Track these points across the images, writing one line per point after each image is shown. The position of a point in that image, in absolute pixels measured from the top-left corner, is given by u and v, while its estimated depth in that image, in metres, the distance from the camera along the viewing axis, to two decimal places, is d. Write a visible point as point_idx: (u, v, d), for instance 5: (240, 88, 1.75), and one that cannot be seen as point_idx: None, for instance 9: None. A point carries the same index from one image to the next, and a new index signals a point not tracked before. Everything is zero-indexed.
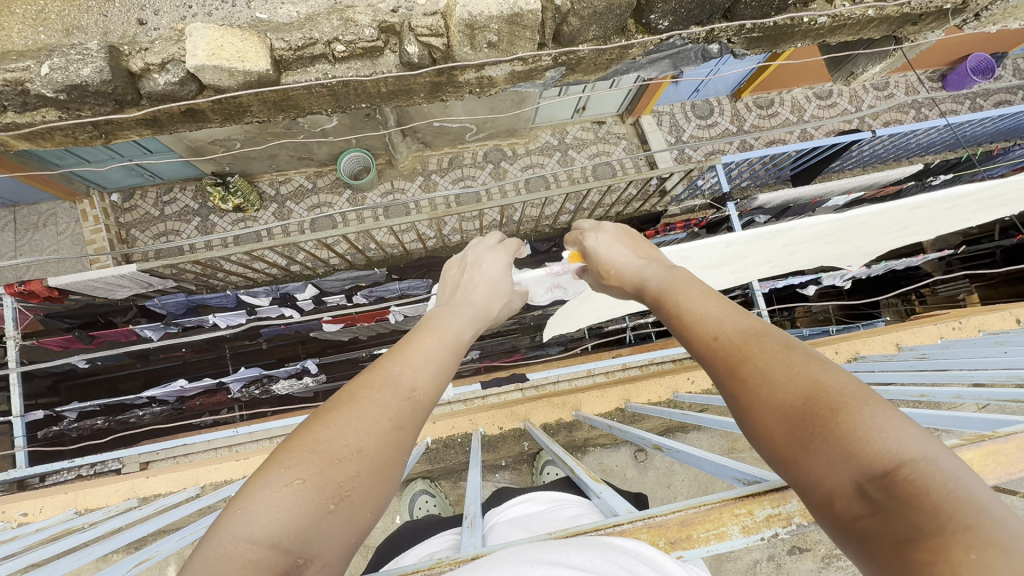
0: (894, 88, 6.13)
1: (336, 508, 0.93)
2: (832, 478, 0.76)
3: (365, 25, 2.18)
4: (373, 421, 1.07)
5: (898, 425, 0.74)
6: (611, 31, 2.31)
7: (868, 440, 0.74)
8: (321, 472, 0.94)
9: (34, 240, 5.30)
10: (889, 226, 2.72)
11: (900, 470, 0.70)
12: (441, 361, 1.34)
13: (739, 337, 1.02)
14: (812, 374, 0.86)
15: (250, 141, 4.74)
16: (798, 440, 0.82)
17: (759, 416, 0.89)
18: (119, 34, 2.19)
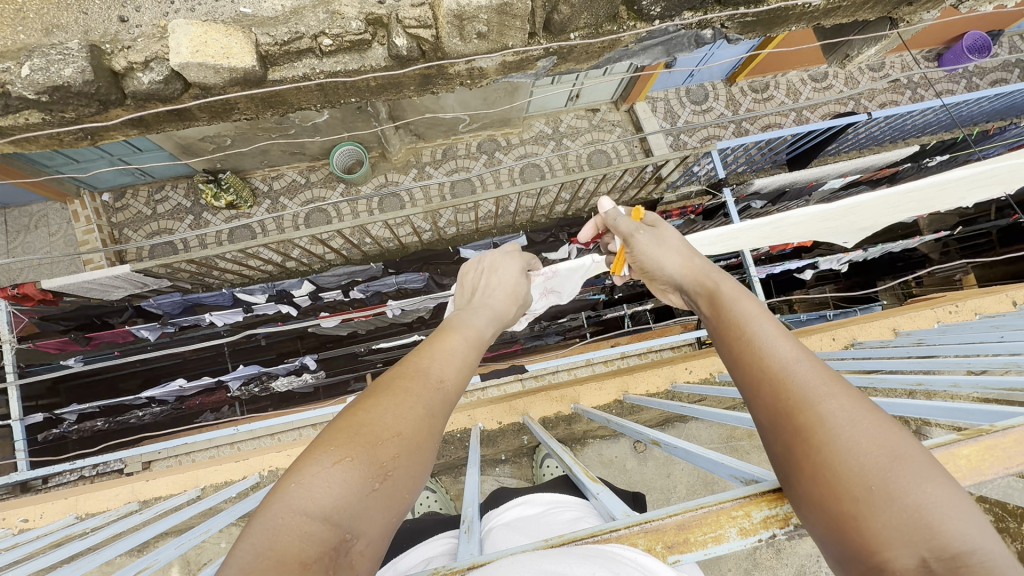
0: (890, 69, 6.08)
1: (381, 486, 0.95)
2: (894, 550, 0.79)
3: (352, 18, 2.14)
4: (414, 410, 1.08)
5: (970, 516, 0.77)
6: (603, 19, 2.28)
7: (942, 525, 0.77)
8: (367, 454, 0.96)
9: (26, 242, 5.26)
10: (888, 211, 2.71)
11: (966, 559, 0.74)
12: (468, 356, 1.33)
13: (812, 377, 1.01)
14: (890, 439, 0.87)
15: (241, 137, 4.68)
16: (864, 499, 0.84)
17: (822, 460, 0.90)
18: (101, 32, 2.14)
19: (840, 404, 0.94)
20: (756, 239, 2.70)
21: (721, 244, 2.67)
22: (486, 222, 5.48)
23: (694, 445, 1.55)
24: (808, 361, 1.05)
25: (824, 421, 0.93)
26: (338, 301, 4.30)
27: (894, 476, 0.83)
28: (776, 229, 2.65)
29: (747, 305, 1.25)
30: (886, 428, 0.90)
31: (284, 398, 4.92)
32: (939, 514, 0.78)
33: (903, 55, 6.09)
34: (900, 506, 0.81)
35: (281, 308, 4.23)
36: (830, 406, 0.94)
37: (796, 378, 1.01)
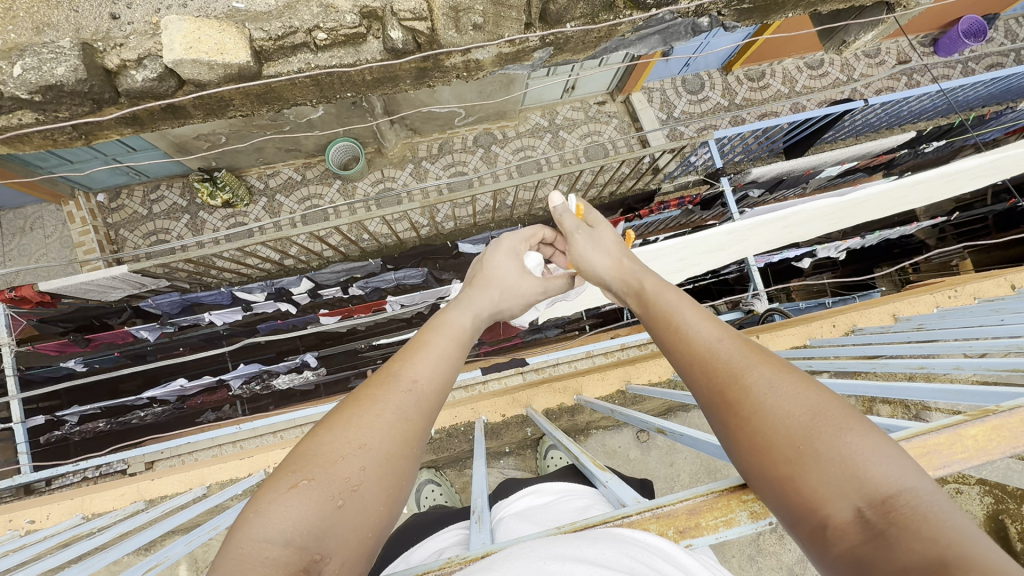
0: (886, 55, 6.07)
1: (342, 504, 0.95)
2: (833, 506, 0.80)
3: (346, 11, 2.12)
4: (378, 417, 1.08)
5: (893, 458, 0.80)
6: (599, 8, 2.26)
7: (870, 472, 0.79)
8: (325, 473, 0.96)
9: (22, 245, 5.23)
10: (890, 204, 2.73)
11: (897, 499, 0.76)
12: (445, 347, 1.33)
13: (732, 352, 1.05)
14: (810, 397, 0.91)
15: (236, 135, 4.66)
16: (798, 462, 0.86)
17: (756, 433, 0.93)
18: (92, 30, 2.11)
19: (761, 373, 0.98)
20: (759, 232, 2.72)
21: (724, 237, 2.69)
22: (484, 216, 5.46)
23: (702, 432, 1.55)
24: (730, 338, 1.09)
25: (751, 395, 0.96)
26: (337, 298, 4.29)
27: (818, 433, 0.85)
28: (779, 222, 2.69)
29: (670, 296, 1.31)
30: (807, 390, 0.93)
31: (285, 396, 4.92)
32: (866, 462, 0.80)
33: (898, 40, 6.07)
34: (828, 462, 0.82)
35: (281, 306, 4.24)
36: (753, 376, 0.98)
37: (720, 358, 1.05)
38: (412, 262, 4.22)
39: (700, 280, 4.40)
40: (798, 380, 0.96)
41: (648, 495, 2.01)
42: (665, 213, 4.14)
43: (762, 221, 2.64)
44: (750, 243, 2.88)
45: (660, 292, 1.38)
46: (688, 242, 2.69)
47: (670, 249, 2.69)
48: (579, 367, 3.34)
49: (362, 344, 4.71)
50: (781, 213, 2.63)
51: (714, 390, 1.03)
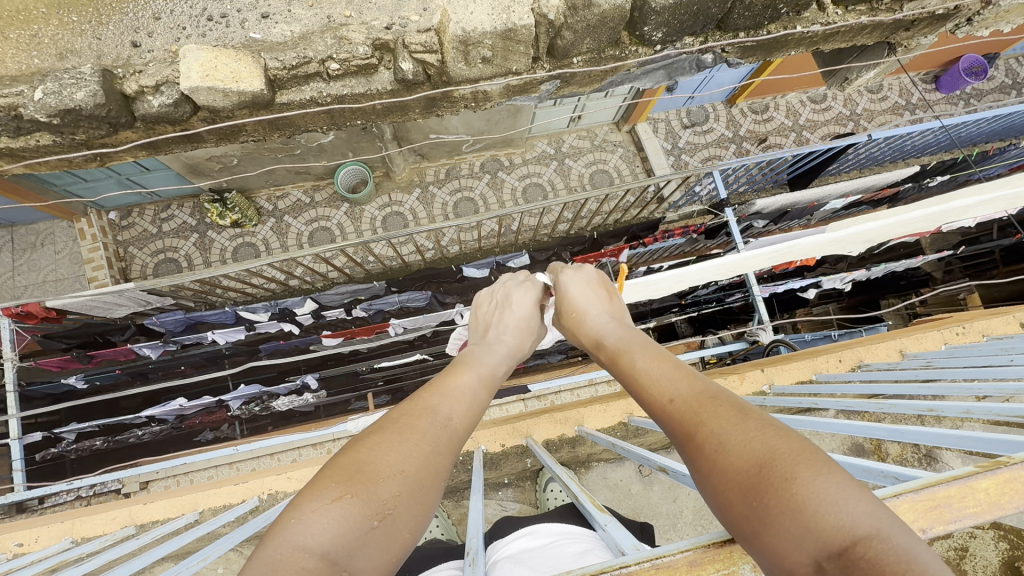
0: (888, 91, 6.17)
1: (378, 525, 0.92)
2: (795, 559, 0.74)
3: (359, 43, 2.19)
4: (416, 446, 1.08)
5: (849, 499, 0.74)
6: (605, 44, 2.32)
7: (821, 517, 0.72)
8: (367, 490, 0.94)
9: (33, 260, 5.32)
10: (891, 227, 2.65)
11: (856, 547, 0.69)
12: (474, 389, 1.37)
13: (693, 400, 1.06)
14: (762, 440, 0.87)
15: (247, 158, 4.77)
16: (755, 515, 0.81)
17: (716, 486, 0.89)
18: (113, 56, 2.18)
19: (712, 426, 0.96)
20: (761, 261, 2.70)
21: (728, 266, 2.67)
22: (489, 240, 5.51)
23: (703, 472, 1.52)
24: (691, 392, 1.09)
25: (704, 442, 0.95)
26: (341, 319, 4.30)
27: (768, 479, 0.81)
28: (781, 253, 2.67)
29: (643, 359, 1.33)
30: (761, 434, 0.89)
31: (284, 418, 4.89)
32: (821, 505, 0.74)
33: (900, 77, 6.18)
34: (778, 508, 0.77)
35: (283, 326, 4.27)
36: (710, 427, 0.96)
37: (684, 412, 1.05)
38: (415, 285, 4.22)
39: (704, 309, 4.38)
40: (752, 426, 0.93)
41: (649, 538, 1.96)
42: (669, 241, 4.14)
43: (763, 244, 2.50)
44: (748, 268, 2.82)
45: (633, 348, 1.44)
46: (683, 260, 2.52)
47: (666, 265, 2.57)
48: (581, 395, 3.30)
49: (363, 366, 4.69)
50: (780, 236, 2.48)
51: (681, 443, 1.02)
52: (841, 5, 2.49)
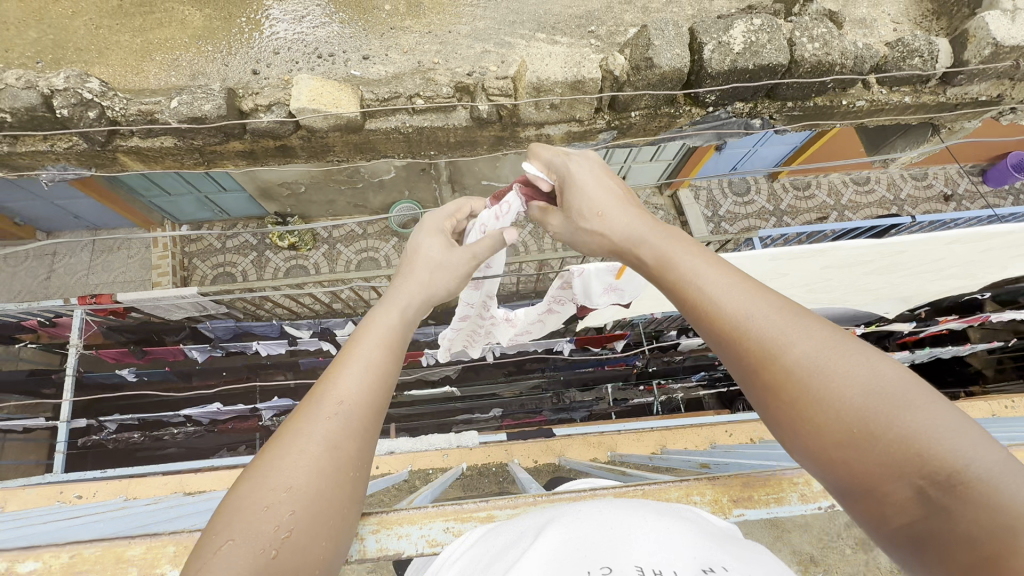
0: (933, 179, 6.27)
1: (288, 537, 0.85)
2: (891, 485, 0.75)
3: (443, 85, 2.50)
4: (304, 455, 0.93)
5: (951, 432, 0.72)
6: (662, 102, 2.56)
7: (932, 448, 0.72)
8: (248, 527, 0.84)
9: (108, 261, 5.81)
10: (931, 267, 2.56)
11: (960, 478, 0.70)
12: (379, 337, 1.16)
13: (762, 341, 0.91)
14: (851, 381, 0.81)
15: (314, 186, 5.21)
16: (847, 443, 0.79)
17: (803, 413, 0.84)
18: (235, 80, 2.57)
19: (797, 353, 0.87)
20: (799, 279, 2.57)
21: (767, 277, 2.50)
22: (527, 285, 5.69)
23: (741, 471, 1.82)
24: (766, 308, 0.94)
25: (791, 370, 0.86)
26: None
27: (872, 420, 0.77)
28: (819, 273, 2.52)
29: (680, 263, 1.11)
30: (857, 363, 0.83)
31: None
32: (932, 441, 0.72)
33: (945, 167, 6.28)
34: (884, 442, 0.75)
35: (322, 345, 4.43)
36: (794, 352, 0.87)
37: (751, 334, 0.92)
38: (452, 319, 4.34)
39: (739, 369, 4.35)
40: (847, 357, 0.84)
41: None
42: None
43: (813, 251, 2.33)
44: (785, 288, 2.66)
45: (671, 248, 1.17)
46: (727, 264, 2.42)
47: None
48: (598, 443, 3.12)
49: None
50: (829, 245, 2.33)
51: (742, 377, 0.94)
52: (886, 85, 2.68)
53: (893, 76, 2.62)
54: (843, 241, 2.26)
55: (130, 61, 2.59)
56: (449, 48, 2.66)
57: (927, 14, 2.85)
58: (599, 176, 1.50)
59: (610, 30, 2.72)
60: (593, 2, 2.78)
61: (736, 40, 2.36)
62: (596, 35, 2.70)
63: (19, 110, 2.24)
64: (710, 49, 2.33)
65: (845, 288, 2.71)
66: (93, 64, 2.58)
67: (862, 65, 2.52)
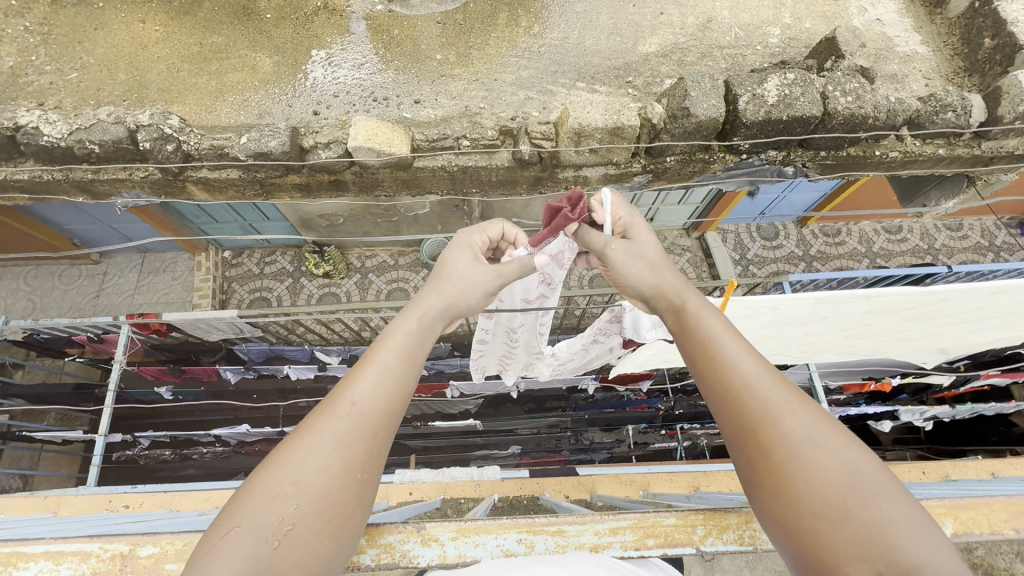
0: (969, 230, 6.18)
1: (291, 530, 0.87)
2: (851, 564, 0.84)
3: (489, 128, 2.66)
4: (318, 451, 0.95)
5: (913, 528, 0.84)
6: (697, 148, 2.67)
7: (897, 539, 0.82)
8: (254, 515, 0.87)
9: (154, 282, 6.10)
10: (974, 317, 2.55)
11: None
12: (400, 347, 1.18)
13: (763, 406, 1.05)
14: (839, 459, 0.94)
15: (352, 219, 5.43)
16: (823, 515, 0.90)
17: (786, 479, 0.96)
18: (298, 119, 2.80)
19: (796, 422, 1.01)
20: (835, 328, 2.60)
21: (809, 320, 2.53)
22: None
23: None
24: (773, 378, 1.10)
25: (787, 439, 0.99)
26: None
27: (847, 499, 0.89)
28: (860, 319, 2.54)
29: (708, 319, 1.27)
30: (849, 448, 0.95)
31: None
32: (897, 532, 0.83)
33: (981, 218, 6.20)
34: (857, 522, 0.86)
35: None
36: (790, 422, 1.01)
37: (757, 397, 1.07)
38: None
39: None
40: (840, 444, 0.96)
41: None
42: None
43: (856, 295, 2.34)
44: (825, 334, 2.68)
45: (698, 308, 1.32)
46: (771, 305, 2.42)
47: (749, 311, 2.47)
48: None
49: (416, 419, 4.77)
50: (873, 292, 2.35)
51: (740, 436, 1.06)
52: (920, 138, 2.73)
53: (926, 129, 2.68)
54: (887, 287, 2.26)
55: (204, 101, 2.84)
56: (495, 95, 2.85)
57: (958, 72, 2.93)
58: (651, 241, 1.61)
59: (646, 80, 2.88)
60: (632, 55, 2.96)
61: (771, 92, 2.47)
62: (633, 85, 2.86)
63: (107, 142, 2.48)
64: (745, 101, 2.45)
65: (885, 336, 2.69)
66: (171, 102, 2.83)
67: (895, 118, 2.59)
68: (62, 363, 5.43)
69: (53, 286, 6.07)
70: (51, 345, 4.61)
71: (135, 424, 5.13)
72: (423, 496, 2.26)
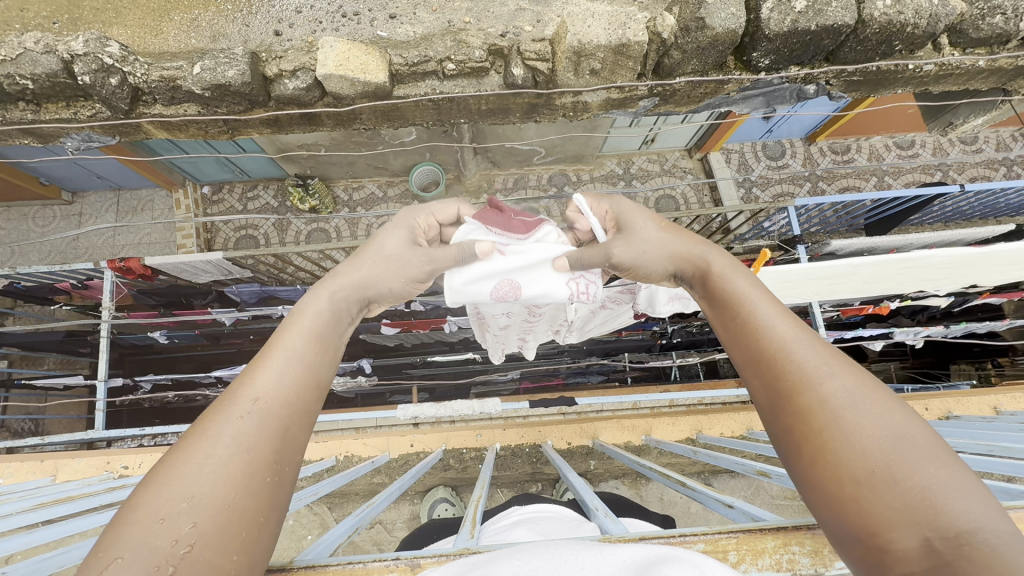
0: (983, 143, 5.88)
1: (188, 553, 0.83)
2: (894, 528, 0.81)
3: (475, 47, 2.33)
4: (213, 466, 0.92)
5: (961, 492, 0.78)
6: (710, 66, 2.38)
7: (944, 504, 0.78)
8: (144, 540, 0.81)
9: (133, 222, 5.83)
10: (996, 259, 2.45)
11: (963, 537, 0.75)
12: (303, 344, 1.16)
13: (799, 373, 1.01)
14: (883, 426, 0.89)
15: (334, 149, 5.06)
16: (866, 483, 0.86)
17: (824, 447, 0.93)
18: (257, 42, 2.46)
19: (837, 389, 0.96)
20: (860, 281, 2.56)
21: (839, 280, 2.53)
22: None
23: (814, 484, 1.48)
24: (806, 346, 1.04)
25: (826, 409, 0.94)
26: (401, 311, 4.01)
27: (890, 465, 0.85)
28: (893, 274, 2.50)
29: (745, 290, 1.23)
30: (890, 418, 0.89)
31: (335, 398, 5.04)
32: (942, 496, 0.79)
33: (999, 130, 5.87)
34: (902, 489, 0.82)
35: None
36: (830, 389, 0.96)
37: (795, 366, 1.02)
38: None
39: None
40: (887, 413, 0.90)
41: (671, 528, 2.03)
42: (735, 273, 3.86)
43: (891, 259, 2.39)
44: (847, 286, 2.61)
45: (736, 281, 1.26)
46: (801, 270, 2.45)
47: (776, 275, 2.51)
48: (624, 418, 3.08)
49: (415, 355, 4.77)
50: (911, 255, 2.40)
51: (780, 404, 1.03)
52: (959, 48, 2.43)
53: (969, 37, 2.37)
54: (919, 253, 2.32)
55: (147, 21, 2.46)
56: (481, 5, 2.46)
57: None
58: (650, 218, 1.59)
59: None
60: None
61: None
62: None
63: (41, 76, 2.18)
64: (768, 8, 2.14)
65: (903, 283, 2.60)
66: (110, 25, 2.47)
67: (937, 24, 2.27)
68: (51, 310, 5.30)
69: (29, 228, 5.80)
70: (36, 294, 4.45)
71: (136, 367, 5.13)
72: (427, 446, 2.63)
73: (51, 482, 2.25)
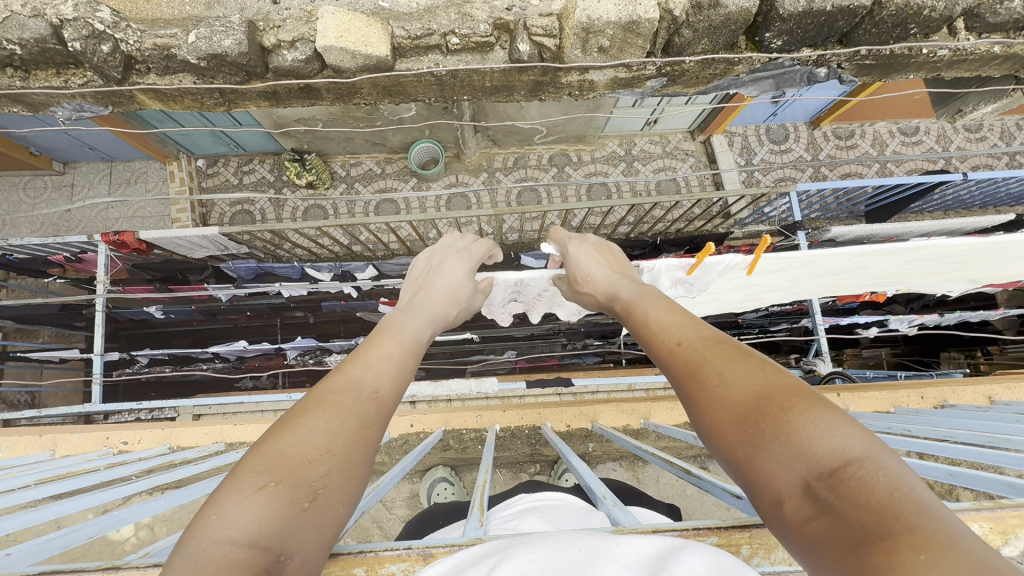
0: (988, 131, 5.83)
1: (310, 505, 0.85)
2: (779, 479, 0.75)
3: (481, 21, 2.26)
4: (342, 421, 0.98)
5: (838, 425, 0.74)
6: (721, 46, 2.33)
7: (813, 441, 0.73)
8: (293, 478, 0.85)
9: (126, 195, 5.73)
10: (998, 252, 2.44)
11: (846, 469, 0.70)
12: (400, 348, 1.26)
13: (700, 345, 1.02)
14: (763, 378, 0.86)
15: (331, 124, 4.95)
16: (748, 443, 0.81)
17: (711, 413, 0.89)
18: (254, 11, 2.37)
19: (714, 365, 0.95)
20: (865, 270, 2.56)
21: (846, 270, 2.53)
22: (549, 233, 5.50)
23: None
24: (701, 338, 1.03)
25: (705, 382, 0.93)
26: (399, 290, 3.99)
27: (765, 410, 0.81)
28: (901, 262, 2.46)
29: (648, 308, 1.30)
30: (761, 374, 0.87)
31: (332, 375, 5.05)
32: (812, 435, 0.74)
33: (1005, 118, 5.81)
34: (773, 437, 0.77)
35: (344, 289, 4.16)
36: (710, 366, 0.95)
37: (683, 355, 1.03)
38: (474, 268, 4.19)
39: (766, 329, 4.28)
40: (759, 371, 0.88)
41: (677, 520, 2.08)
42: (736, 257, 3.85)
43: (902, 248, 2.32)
44: (853, 275, 2.62)
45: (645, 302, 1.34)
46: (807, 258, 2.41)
47: (782, 262, 2.50)
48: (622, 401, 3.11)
49: None
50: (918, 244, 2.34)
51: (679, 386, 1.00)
52: (975, 32, 2.37)
53: (986, 22, 2.31)
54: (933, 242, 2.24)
55: None
56: None
57: None
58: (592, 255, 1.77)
59: None
60: None
61: None
62: None
63: (30, 41, 2.10)
64: None
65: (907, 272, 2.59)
66: None
67: (953, 7, 2.21)
68: (44, 283, 5.24)
69: (20, 199, 5.69)
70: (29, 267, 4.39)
71: (132, 341, 5.11)
72: (427, 427, 2.65)
73: (49, 457, 2.24)
